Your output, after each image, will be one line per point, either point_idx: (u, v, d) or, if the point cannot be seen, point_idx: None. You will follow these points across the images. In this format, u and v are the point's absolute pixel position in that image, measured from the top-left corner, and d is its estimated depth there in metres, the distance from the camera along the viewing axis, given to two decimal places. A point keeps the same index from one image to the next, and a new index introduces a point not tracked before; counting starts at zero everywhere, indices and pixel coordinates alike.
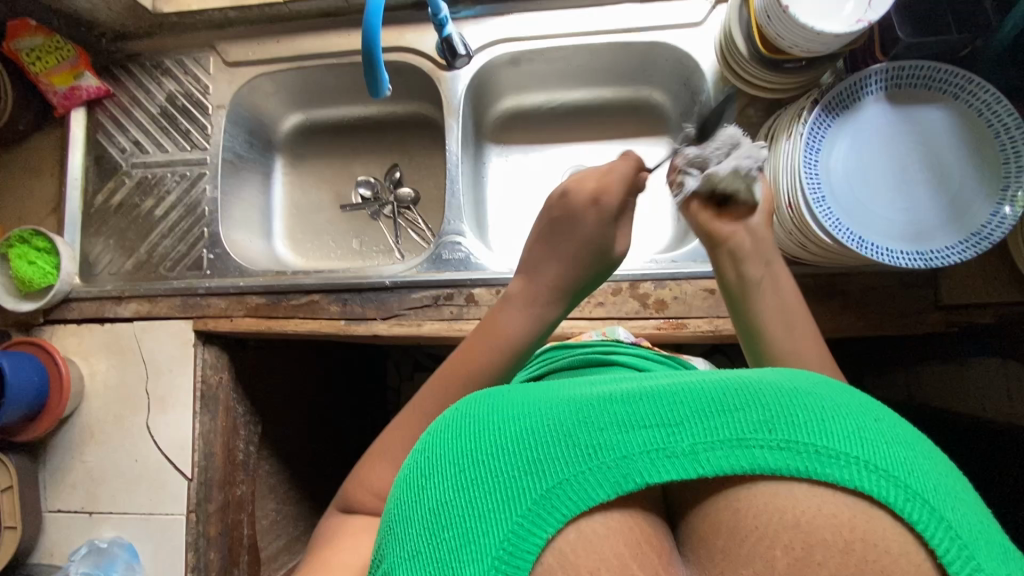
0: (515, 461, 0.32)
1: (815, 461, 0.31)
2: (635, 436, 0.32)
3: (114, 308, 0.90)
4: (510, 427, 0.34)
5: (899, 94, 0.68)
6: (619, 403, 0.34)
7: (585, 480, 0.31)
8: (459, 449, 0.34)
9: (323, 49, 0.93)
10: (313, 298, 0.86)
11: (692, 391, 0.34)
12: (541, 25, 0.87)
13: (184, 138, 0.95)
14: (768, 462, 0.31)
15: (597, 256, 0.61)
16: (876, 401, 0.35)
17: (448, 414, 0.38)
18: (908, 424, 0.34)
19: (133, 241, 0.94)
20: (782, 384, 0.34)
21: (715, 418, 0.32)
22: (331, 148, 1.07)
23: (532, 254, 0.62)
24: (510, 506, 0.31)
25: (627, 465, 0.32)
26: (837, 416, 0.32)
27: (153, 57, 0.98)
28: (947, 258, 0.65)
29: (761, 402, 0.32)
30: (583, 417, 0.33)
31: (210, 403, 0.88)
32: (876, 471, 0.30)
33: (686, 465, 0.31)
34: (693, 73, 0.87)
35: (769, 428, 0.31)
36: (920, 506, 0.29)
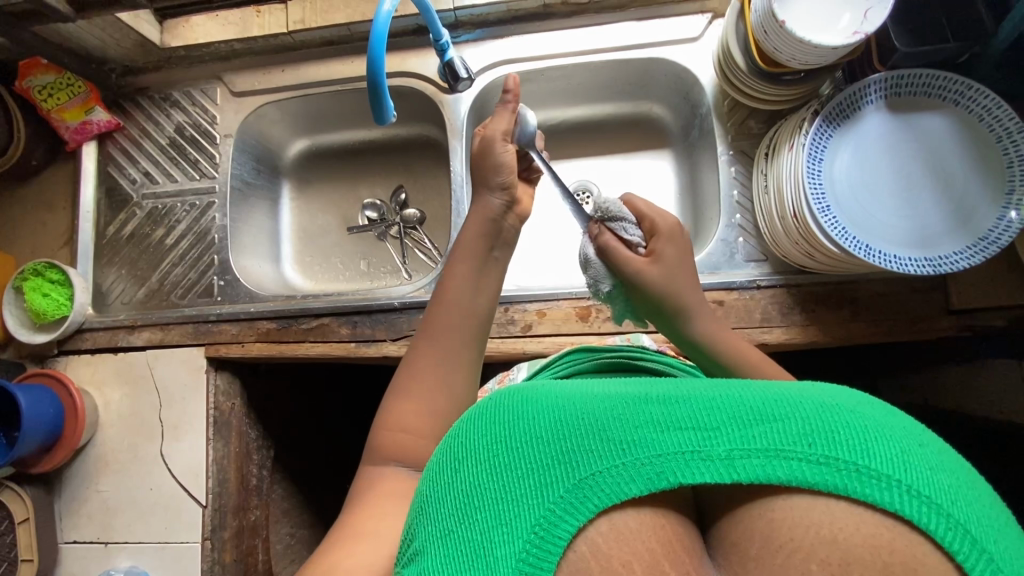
0: (550, 451, 0.33)
1: (856, 480, 0.31)
2: (669, 435, 0.33)
3: (127, 337, 0.91)
4: (542, 418, 0.35)
5: (898, 101, 0.69)
6: (655, 403, 0.34)
7: (619, 475, 0.32)
8: (493, 434, 0.35)
9: (327, 77, 0.95)
10: (323, 321, 0.87)
11: (730, 398, 0.34)
12: (541, 46, 0.89)
13: (192, 168, 0.97)
14: (807, 476, 0.31)
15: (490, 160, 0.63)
16: (919, 424, 0.35)
17: (483, 399, 0.39)
18: (953, 451, 0.34)
19: (145, 270, 0.96)
20: (825, 400, 0.34)
21: (754, 426, 0.32)
22: (337, 172, 1.09)
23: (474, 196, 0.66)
24: (542, 493, 0.32)
25: (661, 462, 0.32)
26: (881, 437, 0.32)
27: (161, 90, 1.00)
28: (956, 263, 0.64)
29: (802, 415, 0.33)
30: (618, 414, 0.34)
31: (222, 429, 0.88)
32: (920, 497, 0.30)
33: (721, 469, 0.32)
34: (691, 87, 0.88)
35: (810, 441, 0.32)
36: (962, 538, 0.29)
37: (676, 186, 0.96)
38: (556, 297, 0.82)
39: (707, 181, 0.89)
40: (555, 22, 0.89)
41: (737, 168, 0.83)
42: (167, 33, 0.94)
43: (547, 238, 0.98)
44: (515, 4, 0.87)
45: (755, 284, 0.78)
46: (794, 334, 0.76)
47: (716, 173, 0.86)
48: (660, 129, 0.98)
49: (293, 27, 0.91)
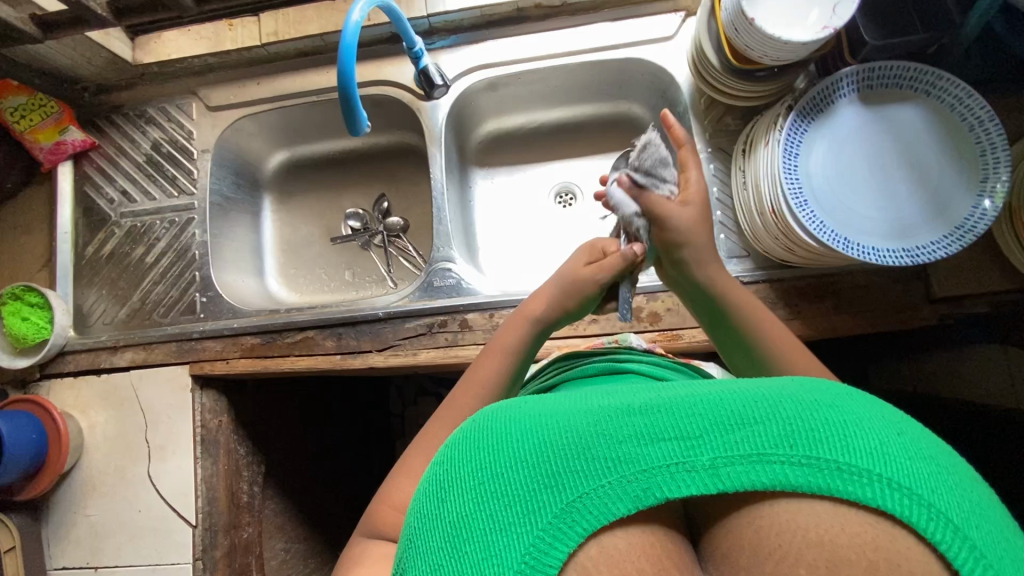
0: (536, 476, 0.33)
1: (837, 478, 0.31)
2: (653, 448, 0.33)
3: (110, 358, 0.91)
4: (526, 440, 0.34)
5: (871, 94, 0.69)
6: (637, 415, 0.34)
7: (605, 494, 0.32)
8: (478, 461, 0.34)
9: (303, 88, 0.94)
10: (307, 334, 0.86)
11: (710, 402, 0.34)
12: (516, 51, 0.88)
13: (170, 185, 0.96)
14: (790, 479, 0.31)
15: (577, 288, 0.64)
16: (895, 410, 0.35)
17: (467, 422, 0.39)
18: (931, 436, 0.34)
19: (125, 289, 0.94)
20: (803, 396, 0.34)
21: (736, 432, 0.32)
22: (318, 182, 1.08)
23: (544, 288, 0.67)
24: (531, 520, 0.32)
25: (646, 477, 0.32)
26: (860, 430, 0.32)
27: (136, 106, 0.99)
28: (933, 254, 0.65)
29: (781, 416, 0.32)
30: (601, 430, 0.33)
31: (211, 447, 0.88)
32: (901, 490, 0.30)
33: (705, 480, 0.32)
34: (669, 86, 0.88)
35: (791, 443, 0.32)
36: (943, 527, 0.29)
37: None
38: None
39: None
40: (529, 25, 0.88)
41: (716, 166, 0.83)
42: (139, 50, 0.93)
43: (530, 242, 0.98)
44: (488, 9, 0.87)
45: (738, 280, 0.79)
46: None
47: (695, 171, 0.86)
48: (640, 128, 0.98)
49: (266, 39, 0.90)
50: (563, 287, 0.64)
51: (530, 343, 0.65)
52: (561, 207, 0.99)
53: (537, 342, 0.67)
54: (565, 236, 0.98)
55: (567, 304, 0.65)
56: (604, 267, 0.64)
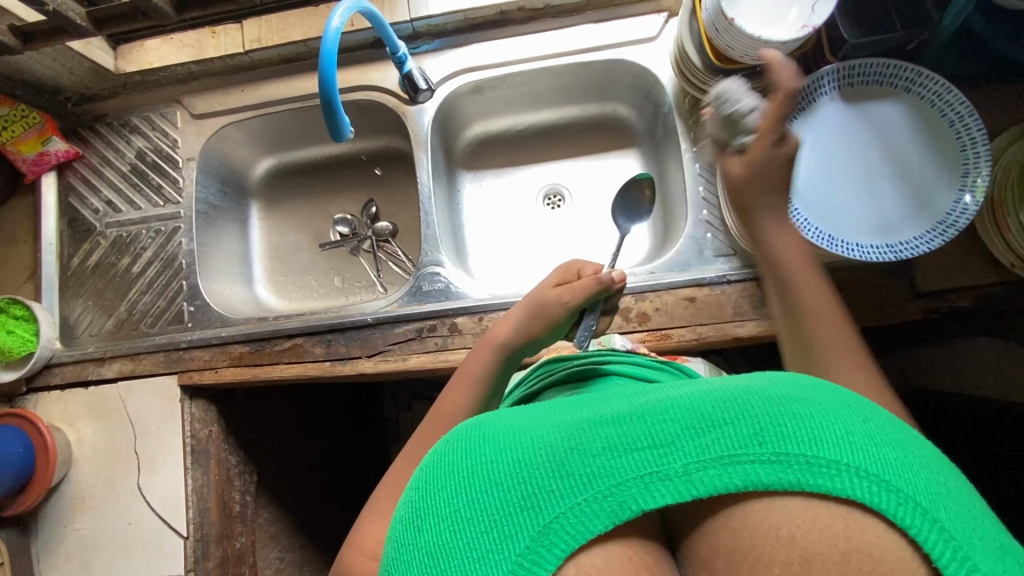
0: (512, 498, 0.33)
1: (806, 473, 0.31)
2: (626, 459, 0.32)
3: (98, 369, 0.90)
4: (502, 462, 0.34)
5: (851, 91, 0.70)
6: (608, 426, 0.34)
7: (581, 512, 0.32)
8: (455, 488, 0.35)
9: (288, 94, 0.94)
10: (296, 342, 0.86)
11: (680, 406, 0.34)
12: (499, 54, 0.88)
13: (156, 194, 0.95)
14: (762, 478, 0.31)
15: (541, 310, 0.67)
16: (859, 398, 0.36)
17: (445, 448, 0.39)
18: (898, 423, 0.35)
19: (112, 300, 0.94)
20: (772, 392, 0.34)
21: (706, 435, 0.32)
22: (305, 189, 1.08)
23: (511, 313, 0.69)
24: (509, 544, 0.32)
25: (621, 491, 0.32)
26: (827, 422, 0.32)
27: (120, 116, 0.98)
28: (917, 248, 0.65)
29: (751, 414, 0.32)
30: (575, 445, 0.33)
31: (201, 457, 0.87)
32: (869, 478, 0.30)
33: (680, 487, 0.32)
34: (653, 87, 0.88)
35: (760, 441, 0.32)
36: (912, 510, 0.30)
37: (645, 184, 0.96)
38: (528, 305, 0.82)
39: (674, 179, 0.89)
40: (512, 28, 0.88)
41: (702, 164, 0.83)
42: (122, 58, 0.93)
43: (520, 244, 0.98)
44: (472, 12, 0.86)
45: (725, 279, 0.79)
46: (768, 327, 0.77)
47: (681, 171, 0.86)
48: (626, 129, 0.98)
49: (249, 46, 0.90)
50: (528, 308, 0.68)
51: (499, 367, 0.65)
52: (549, 208, 0.99)
53: (508, 367, 0.67)
54: (554, 237, 0.98)
55: (533, 327, 0.67)
56: (574, 289, 0.68)
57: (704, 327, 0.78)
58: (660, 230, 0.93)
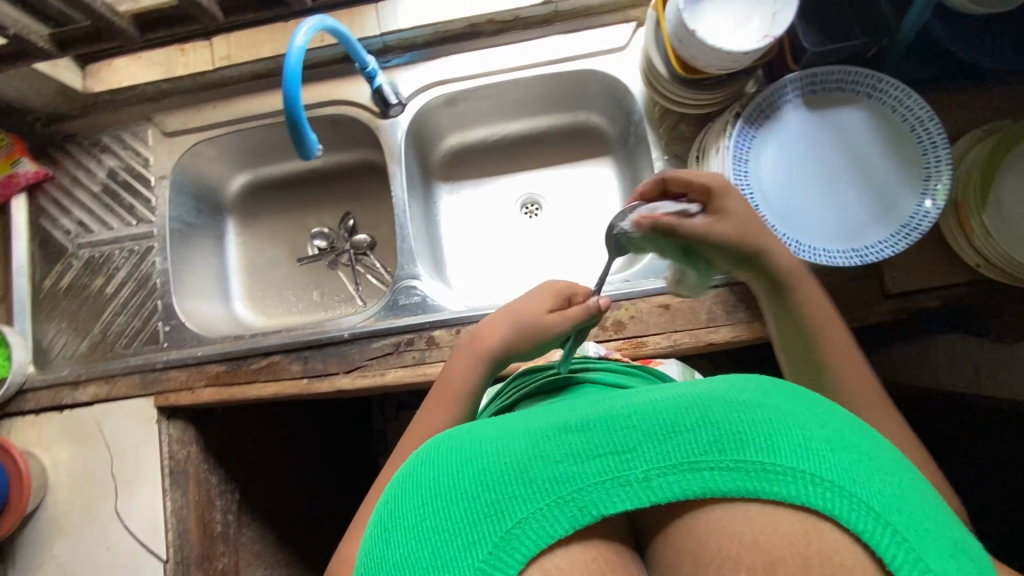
0: (477, 506, 0.33)
1: (762, 480, 0.31)
2: (589, 465, 0.33)
3: (72, 393, 0.89)
4: (468, 470, 0.34)
5: (814, 99, 0.71)
6: (572, 432, 0.34)
7: (544, 517, 0.32)
8: (421, 496, 0.35)
9: (260, 110, 0.93)
10: (273, 359, 0.85)
11: (643, 411, 0.34)
12: (471, 66, 0.89)
13: (128, 214, 0.94)
14: (720, 485, 0.32)
15: (528, 328, 0.64)
16: (819, 403, 0.36)
17: (416, 458, 0.39)
18: (854, 426, 0.35)
19: (86, 322, 0.92)
20: (732, 399, 0.34)
21: (666, 441, 0.33)
22: (282, 203, 1.07)
23: (495, 324, 0.66)
24: (472, 551, 0.32)
25: (583, 496, 0.32)
26: (784, 430, 0.33)
27: (90, 135, 0.97)
28: (882, 253, 0.66)
29: (710, 421, 0.33)
30: (539, 451, 0.34)
31: (180, 479, 0.86)
32: (824, 484, 0.31)
33: (640, 492, 0.32)
34: (624, 96, 0.88)
35: (720, 448, 0.32)
36: (865, 515, 0.30)
37: (620, 193, 0.97)
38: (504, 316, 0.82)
39: None
40: (482, 41, 0.89)
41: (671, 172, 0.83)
42: (90, 78, 0.92)
43: (498, 253, 0.98)
44: (442, 25, 0.87)
45: None
46: (741, 332, 0.78)
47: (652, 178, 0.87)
48: (600, 137, 0.99)
49: (219, 63, 0.90)
50: (515, 324, 0.64)
51: (482, 383, 0.64)
52: (526, 217, 1.00)
53: (489, 378, 0.66)
54: (532, 245, 0.98)
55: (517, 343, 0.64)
56: (567, 317, 0.64)
57: (679, 334, 0.79)
58: None
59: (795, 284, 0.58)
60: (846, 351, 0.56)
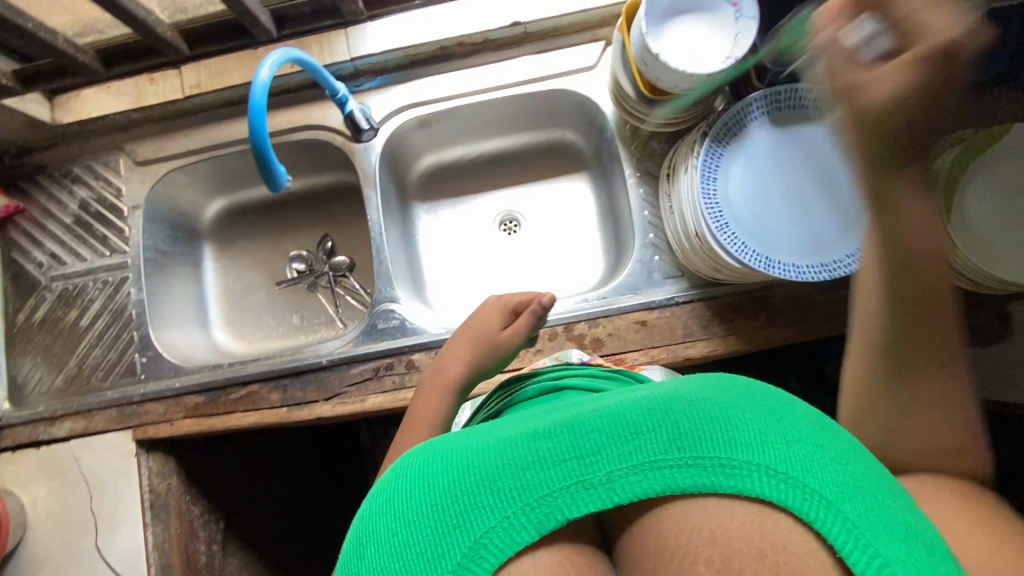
0: (455, 510, 0.38)
1: (719, 474, 0.37)
2: (563, 469, 0.38)
3: (48, 429, 0.88)
4: (455, 477, 0.40)
5: (779, 116, 0.72)
6: (542, 440, 0.40)
7: (519, 516, 0.38)
8: (410, 504, 0.40)
9: (231, 137, 0.93)
10: (252, 388, 0.85)
11: (607, 417, 0.40)
12: (443, 88, 0.89)
13: (101, 245, 0.93)
14: (679, 480, 0.37)
15: (490, 347, 0.69)
16: (781, 401, 0.41)
17: (407, 466, 0.44)
18: (812, 419, 0.40)
19: (61, 355, 0.91)
20: (694, 400, 0.40)
21: (630, 444, 0.38)
22: (260, 227, 1.07)
23: (457, 347, 0.70)
24: (452, 549, 0.37)
25: (556, 496, 0.37)
26: (740, 427, 0.38)
27: (60, 165, 0.96)
28: (849, 266, 0.68)
29: (672, 424, 0.38)
30: (518, 459, 0.39)
31: (161, 512, 0.85)
32: (778, 477, 0.36)
33: (606, 493, 0.37)
34: (596, 114, 0.89)
35: (677, 447, 0.37)
36: (817, 506, 0.35)
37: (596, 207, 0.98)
38: None
39: (621, 200, 0.90)
40: (453, 63, 0.89)
41: (645, 190, 0.85)
42: (58, 109, 0.91)
43: (477, 271, 0.98)
44: (413, 49, 0.87)
45: (674, 300, 0.81)
46: (717, 346, 0.79)
47: (626, 196, 0.88)
48: (576, 153, 0.99)
49: (189, 92, 0.89)
50: (478, 344, 0.69)
51: (454, 407, 0.67)
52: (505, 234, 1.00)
53: (460, 402, 0.69)
54: (511, 263, 0.98)
55: (482, 362, 0.69)
56: (516, 330, 0.69)
57: (657, 350, 0.79)
58: (613, 251, 0.94)
59: (914, 222, 0.44)
60: (939, 321, 0.46)
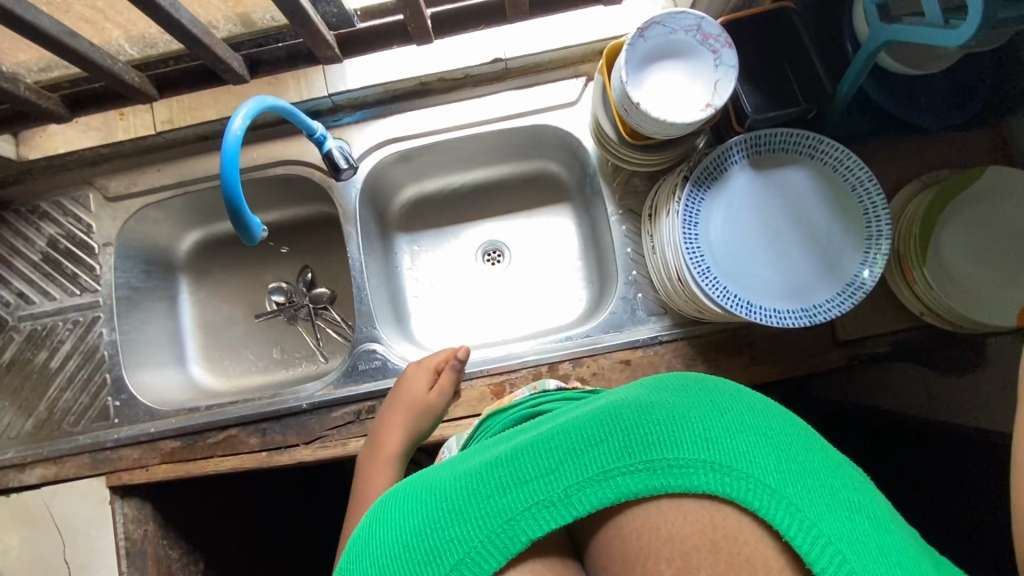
0: (421, 552, 0.40)
1: (668, 475, 0.38)
2: (520, 491, 0.39)
3: (18, 476, 0.85)
4: (417, 518, 0.41)
5: (760, 159, 0.72)
6: (504, 464, 0.41)
7: (483, 549, 0.39)
8: (375, 551, 0.41)
9: (206, 173, 0.91)
10: (230, 433, 0.83)
11: (563, 434, 0.41)
12: (423, 123, 0.88)
13: (71, 283, 0.90)
14: (631, 485, 0.39)
15: (422, 411, 0.74)
16: (723, 390, 0.43)
17: (375, 511, 0.46)
18: (756, 406, 0.42)
19: (30, 399, 0.88)
20: (641, 405, 0.41)
21: (582, 457, 0.39)
22: (238, 259, 1.04)
23: (388, 417, 0.75)
24: None
25: (517, 520, 0.39)
26: (684, 427, 0.39)
27: (28, 202, 0.92)
28: (829, 312, 0.68)
29: (621, 432, 0.40)
30: (478, 491, 0.41)
31: (138, 559, 0.82)
32: (722, 471, 0.38)
33: (563, 509, 0.39)
34: (577, 149, 0.89)
35: (628, 453, 0.39)
36: (760, 494, 0.37)
37: (579, 240, 0.97)
38: (468, 377, 0.82)
39: (604, 236, 0.90)
40: (433, 98, 0.88)
41: (627, 227, 0.85)
42: (24, 146, 0.88)
43: (460, 305, 0.97)
44: (392, 84, 0.86)
45: (657, 339, 0.81)
46: None
47: (608, 232, 0.87)
48: (557, 183, 0.99)
49: (160, 127, 0.87)
50: (409, 411, 0.74)
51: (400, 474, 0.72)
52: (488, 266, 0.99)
53: (404, 466, 0.74)
54: (494, 295, 0.98)
55: (420, 425, 0.75)
56: (442, 388, 0.75)
57: None
58: (596, 284, 0.94)
59: None
60: None
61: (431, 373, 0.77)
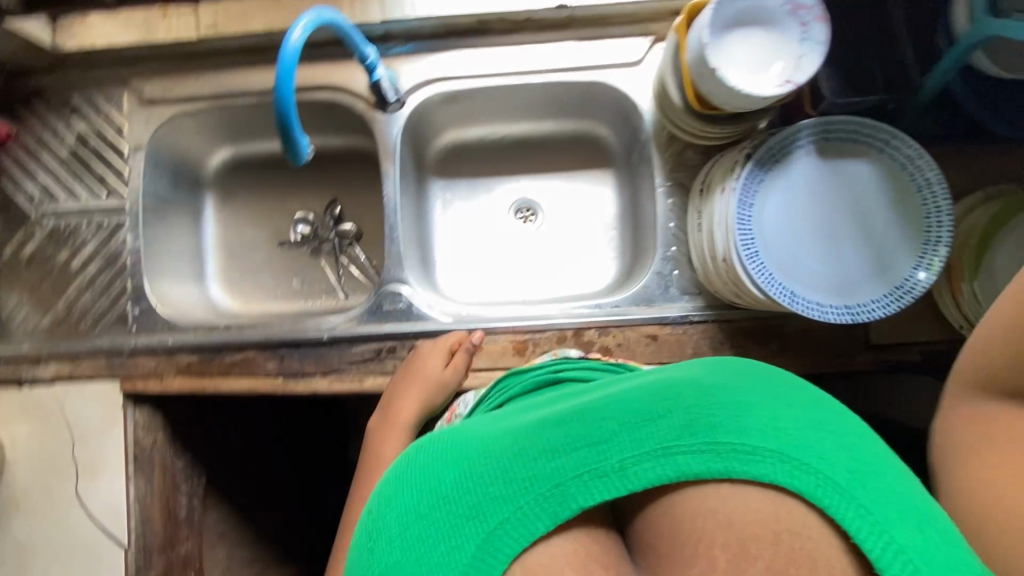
0: (463, 507, 0.39)
1: (733, 460, 0.37)
2: (572, 456, 0.39)
3: (32, 369, 0.85)
4: (461, 471, 0.41)
5: (828, 150, 0.69)
6: (557, 426, 0.41)
7: (528, 512, 0.38)
8: (416, 501, 0.41)
9: (245, 87, 0.87)
10: (248, 354, 0.83)
11: (620, 403, 0.41)
12: (477, 64, 0.84)
13: (98, 184, 0.88)
14: (693, 466, 0.38)
15: (435, 388, 0.74)
16: (785, 382, 0.43)
17: (412, 461, 0.45)
18: (824, 405, 0.41)
19: (49, 296, 0.88)
20: (700, 385, 0.41)
21: (640, 430, 0.39)
22: (266, 183, 1.01)
23: (401, 388, 0.75)
24: (459, 551, 0.37)
25: (568, 484, 0.38)
26: (750, 413, 0.39)
27: (58, 92, 0.89)
28: (873, 313, 0.66)
29: (682, 408, 0.39)
30: (526, 450, 0.40)
31: (144, 466, 0.83)
32: (792, 463, 0.37)
33: (616, 481, 0.38)
34: (631, 114, 0.85)
35: (690, 432, 0.38)
36: (831, 492, 0.36)
37: (616, 209, 0.95)
38: (492, 331, 0.81)
39: (646, 208, 0.88)
40: (490, 39, 0.84)
41: (673, 201, 0.82)
42: (60, 33, 0.85)
43: (489, 259, 0.96)
44: (450, 18, 0.82)
45: (687, 319, 0.79)
46: None
47: (652, 204, 0.85)
48: (603, 148, 0.96)
49: (204, 32, 0.84)
50: (423, 386, 0.73)
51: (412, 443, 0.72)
52: (520, 223, 0.97)
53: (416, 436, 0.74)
54: (523, 253, 0.96)
55: (433, 400, 0.74)
56: (456, 367, 0.75)
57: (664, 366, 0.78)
58: (629, 255, 0.92)
59: None
60: None
61: (445, 350, 0.76)
